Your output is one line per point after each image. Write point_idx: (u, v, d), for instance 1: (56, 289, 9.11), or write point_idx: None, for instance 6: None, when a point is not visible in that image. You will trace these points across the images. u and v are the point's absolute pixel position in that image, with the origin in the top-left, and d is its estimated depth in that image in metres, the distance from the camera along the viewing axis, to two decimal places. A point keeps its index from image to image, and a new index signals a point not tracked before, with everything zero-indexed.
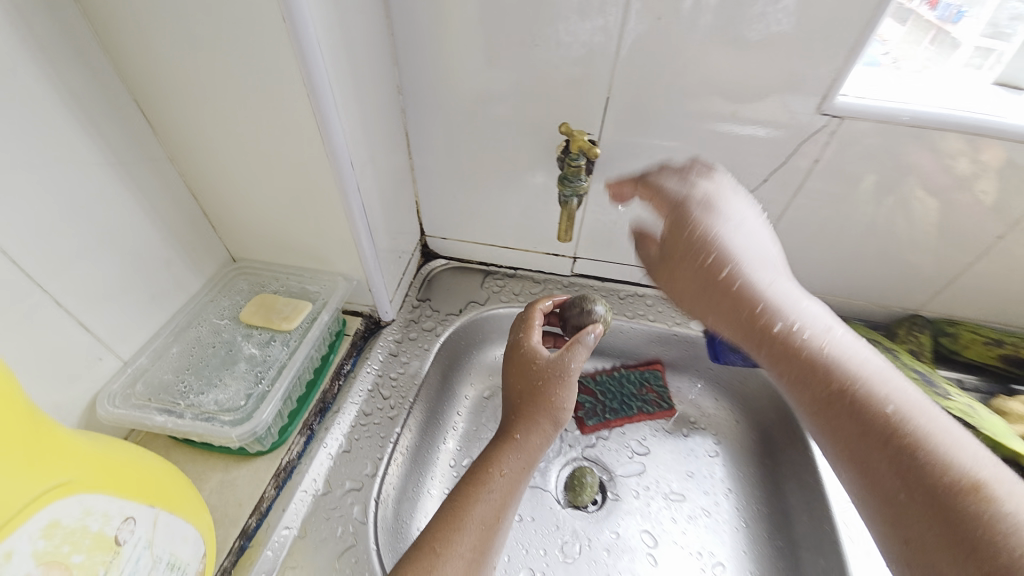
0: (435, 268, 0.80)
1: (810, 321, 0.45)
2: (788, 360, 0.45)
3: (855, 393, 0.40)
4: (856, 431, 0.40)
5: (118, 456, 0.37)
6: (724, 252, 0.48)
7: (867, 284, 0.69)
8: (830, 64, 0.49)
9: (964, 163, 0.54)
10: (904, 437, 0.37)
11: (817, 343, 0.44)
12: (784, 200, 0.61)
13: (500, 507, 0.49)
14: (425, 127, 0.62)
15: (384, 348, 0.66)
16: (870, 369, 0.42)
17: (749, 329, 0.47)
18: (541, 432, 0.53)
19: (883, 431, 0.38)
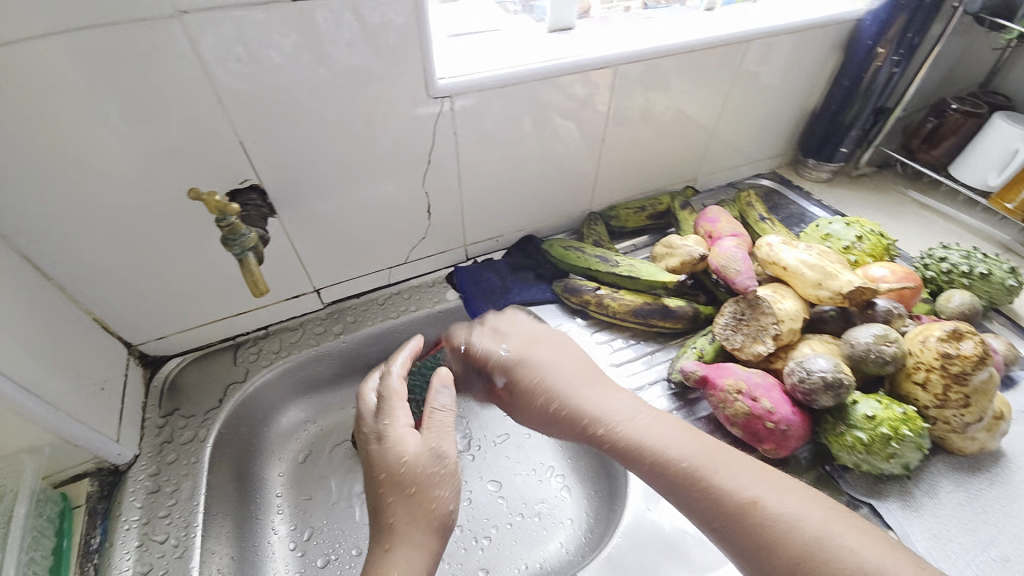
0: (170, 372, 0.69)
1: (599, 398, 0.50)
2: (620, 451, 0.46)
3: (684, 470, 0.42)
4: (683, 489, 0.42)
5: None
6: (575, 409, 0.50)
7: (553, 206, 0.87)
8: (410, 54, 0.58)
9: (580, 88, 0.73)
10: (727, 495, 0.40)
11: (629, 431, 0.46)
12: (455, 168, 0.71)
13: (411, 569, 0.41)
14: (45, 242, 0.54)
15: (139, 491, 0.57)
16: (681, 444, 0.44)
17: (601, 441, 0.48)
18: (429, 499, 0.45)
19: (710, 500, 0.40)
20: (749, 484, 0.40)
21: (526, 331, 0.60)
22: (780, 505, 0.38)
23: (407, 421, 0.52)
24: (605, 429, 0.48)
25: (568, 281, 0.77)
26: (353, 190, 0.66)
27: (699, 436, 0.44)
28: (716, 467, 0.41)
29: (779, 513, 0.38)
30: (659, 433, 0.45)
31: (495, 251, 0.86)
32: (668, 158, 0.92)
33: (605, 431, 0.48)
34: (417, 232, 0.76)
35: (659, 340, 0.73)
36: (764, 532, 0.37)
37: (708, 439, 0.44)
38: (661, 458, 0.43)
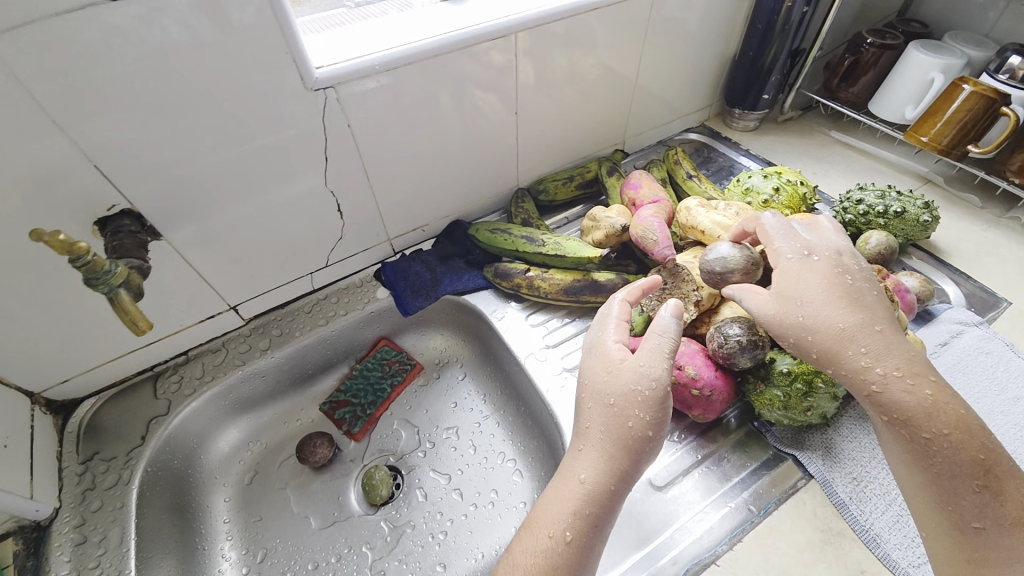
0: (86, 413, 0.66)
1: (842, 307, 0.47)
2: (875, 405, 0.45)
3: (915, 369, 0.45)
4: (944, 468, 0.42)
5: None
6: (876, 350, 0.45)
7: (478, 187, 0.83)
8: (273, 47, 0.52)
9: (499, 55, 0.69)
10: (940, 391, 0.44)
11: (882, 394, 0.44)
12: (359, 162, 0.67)
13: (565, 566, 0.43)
14: None
15: (65, 546, 0.55)
16: (906, 336, 0.46)
17: (847, 378, 0.46)
18: (615, 469, 0.45)
19: (936, 395, 0.44)
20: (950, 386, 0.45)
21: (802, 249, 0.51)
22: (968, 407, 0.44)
23: (620, 336, 0.51)
24: (878, 391, 0.44)
25: (498, 265, 0.75)
26: (248, 199, 0.62)
27: (957, 420, 0.43)
28: (941, 421, 0.43)
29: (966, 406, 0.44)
30: (925, 386, 0.44)
31: (423, 241, 0.83)
32: (593, 122, 0.88)
33: (874, 390, 0.44)
34: (332, 234, 0.72)
35: (593, 314, 0.73)
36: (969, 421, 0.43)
37: (965, 479, 0.42)
38: (919, 418, 0.43)
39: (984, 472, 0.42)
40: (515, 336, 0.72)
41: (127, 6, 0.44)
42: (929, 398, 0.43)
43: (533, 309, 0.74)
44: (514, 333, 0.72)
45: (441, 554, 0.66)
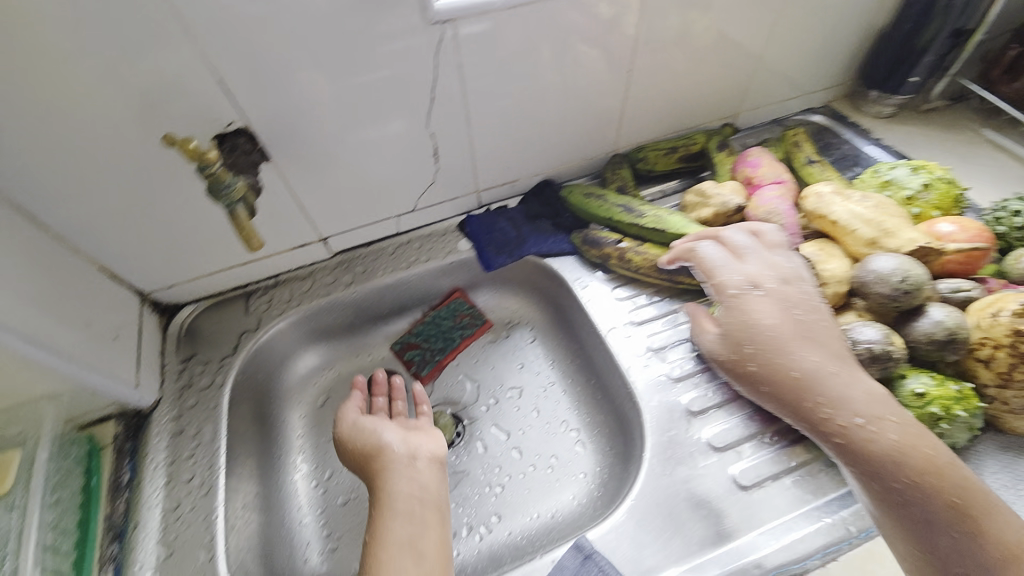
0: (186, 318, 0.70)
1: (781, 360, 0.50)
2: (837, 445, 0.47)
3: (888, 429, 0.44)
4: (918, 518, 0.42)
5: None
6: (848, 406, 0.46)
7: (574, 147, 0.79)
8: None
9: (607, 7, 0.63)
10: (922, 447, 0.43)
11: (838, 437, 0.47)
12: (462, 106, 0.64)
13: (411, 546, 0.49)
14: (37, 190, 0.51)
15: (163, 434, 0.59)
16: (861, 382, 0.47)
17: (814, 426, 0.48)
18: None
19: (922, 452, 0.43)
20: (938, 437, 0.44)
21: (766, 256, 0.56)
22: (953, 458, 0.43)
23: None
24: (845, 434, 0.46)
25: (589, 232, 0.72)
26: (355, 131, 0.61)
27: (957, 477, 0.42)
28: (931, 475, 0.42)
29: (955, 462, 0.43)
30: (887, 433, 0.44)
31: (509, 198, 0.80)
32: (706, 89, 0.81)
33: (838, 435, 0.46)
34: (424, 178, 0.71)
35: (684, 297, 0.68)
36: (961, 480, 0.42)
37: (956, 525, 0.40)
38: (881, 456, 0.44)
39: (965, 517, 0.40)
40: (601, 307, 0.69)
41: None
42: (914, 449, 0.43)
43: (621, 282, 0.71)
44: (598, 304, 0.69)
45: (497, 505, 0.68)
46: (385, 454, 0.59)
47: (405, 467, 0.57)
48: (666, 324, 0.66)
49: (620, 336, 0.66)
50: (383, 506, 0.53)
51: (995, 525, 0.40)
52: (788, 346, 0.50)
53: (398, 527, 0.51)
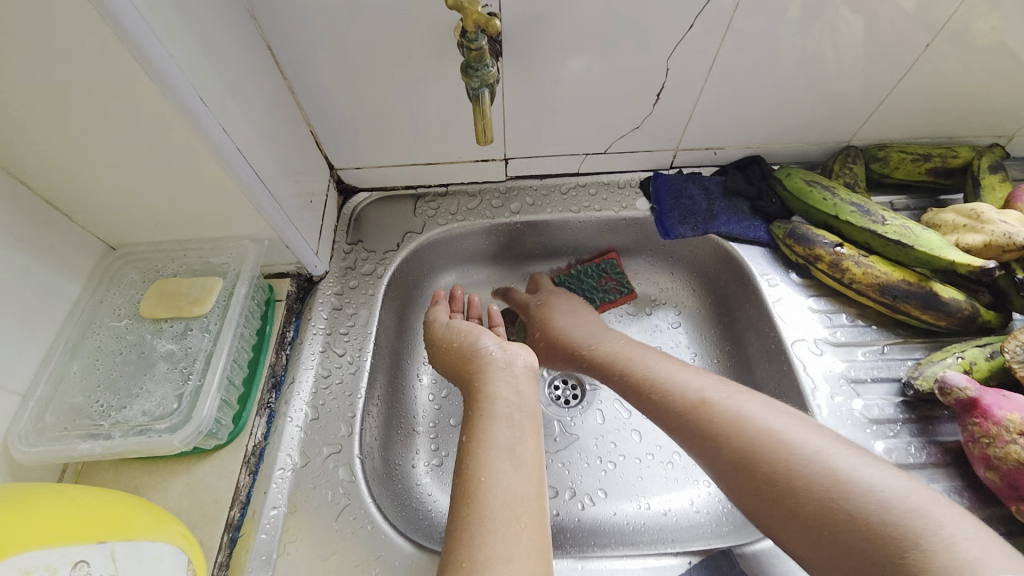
0: (359, 203, 0.71)
1: (663, 371, 0.53)
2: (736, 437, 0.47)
3: (741, 439, 0.45)
4: (798, 517, 0.40)
5: (31, 503, 0.34)
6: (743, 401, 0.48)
7: (798, 127, 0.68)
8: None
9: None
10: (814, 462, 0.41)
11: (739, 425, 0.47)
12: (713, 48, 0.56)
13: (509, 451, 0.44)
14: (286, 36, 0.50)
15: (325, 304, 0.61)
16: (716, 392, 0.49)
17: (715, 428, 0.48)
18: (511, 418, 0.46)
19: (770, 462, 0.42)
20: (833, 455, 0.41)
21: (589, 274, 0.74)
22: (863, 474, 0.40)
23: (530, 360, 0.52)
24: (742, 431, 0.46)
25: (798, 225, 0.62)
26: (590, 48, 0.55)
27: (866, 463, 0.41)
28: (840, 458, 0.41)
29: (856, 476, 0.40)
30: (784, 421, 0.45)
31: (704, 167, 0.73)
32: (996, 96, 0.65)
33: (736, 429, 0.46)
34: (630, 120, 0.64)
35: (896, 332, 0.58)
36: (837, 496, 0.39)
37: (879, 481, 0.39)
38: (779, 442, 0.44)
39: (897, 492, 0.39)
40: (789, 313, 0.60)
41: None
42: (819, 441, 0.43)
43: (817, 293, 0.62)
44: (786, 308, 0.61)
45: (605, 481, 0.64)
46: (477, 353, 0.52)
47: (507, 371, 0.50)
48: (866, 355, 0.57)
49: (809, 350, 0.58)
50: (482, 408, 0.47)
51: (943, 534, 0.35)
52: (670, 363, 0.54)
53: (499, 423, 0.46)
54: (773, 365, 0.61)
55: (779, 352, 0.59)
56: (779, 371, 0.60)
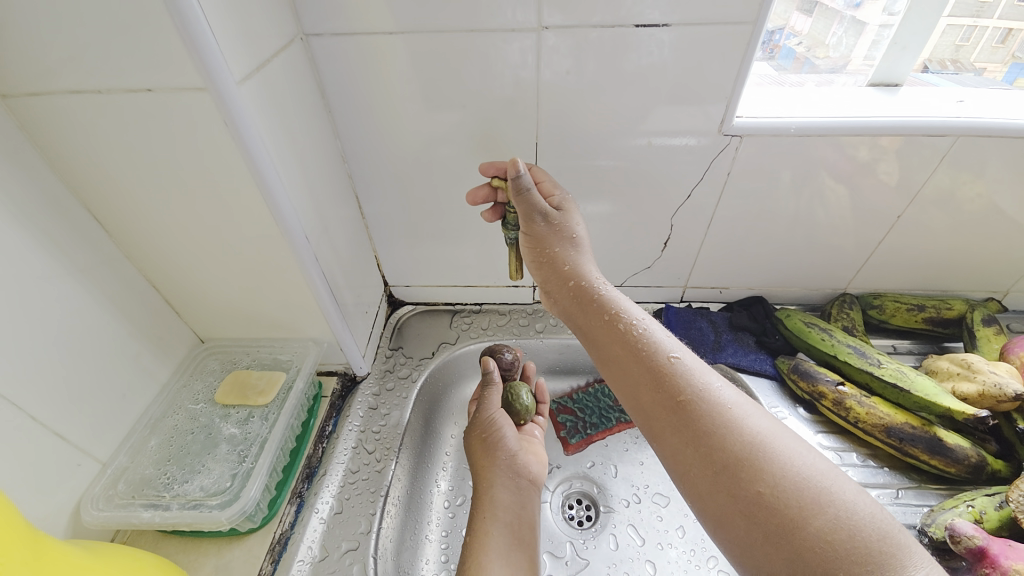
0: (404, 315, 0.81)
1: (637, 330, 0.50)
2: (661, 392, 0.45)
3: (697, 406, 0.43)
4: (707, 465, 0.41)
5: (113, 562, 0.43)
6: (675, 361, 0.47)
7: (795, 273, 0.77)
8: (720, 91, 0.56)
9: (864, 151, 0.62)
10: (738, 437, 0.41)
11: (682, 381, 0.45)
12: (709, 210, 0.68)
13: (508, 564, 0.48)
14: (371, 189, 0.66)
15: (363, 404, 0.67)
16: (687, 359, 0.47)
17: (651, 380, 0.46)
18: (501, 502, 0.53)
19: (702, 427, 0.42)
20: (761, 428, 0.42)
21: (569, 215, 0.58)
22: (785, 451, 0.40)
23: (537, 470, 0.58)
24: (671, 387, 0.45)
25: (801, 361, 0.67)
26: (606, 206, 0.68)
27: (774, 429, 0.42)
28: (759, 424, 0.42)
29: (777, 453, 0.40)
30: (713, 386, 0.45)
31: (711, 303, 0.81)
32: (978, 256, 0.73)
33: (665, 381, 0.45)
34: (642, 260, 0.75)
35: (910, 476, 0.59)
36: (759, 461, 0.39)
37: (785, 449, 0.40)
38: (700, 407, 0.43)
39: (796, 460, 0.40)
40: None
41: (642, 31, 0.52)
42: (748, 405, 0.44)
43: (826, 429, 0.64)
44: None
45: None
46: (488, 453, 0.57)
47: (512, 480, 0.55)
48: (881, 497, 0.58)
49: None
50: (484, 510, 0.53)
51: (823, 524, 0.36)
52: (643, 322, 0.51)
53: (500, 534, 0.50)
54: None
55: None
56: None
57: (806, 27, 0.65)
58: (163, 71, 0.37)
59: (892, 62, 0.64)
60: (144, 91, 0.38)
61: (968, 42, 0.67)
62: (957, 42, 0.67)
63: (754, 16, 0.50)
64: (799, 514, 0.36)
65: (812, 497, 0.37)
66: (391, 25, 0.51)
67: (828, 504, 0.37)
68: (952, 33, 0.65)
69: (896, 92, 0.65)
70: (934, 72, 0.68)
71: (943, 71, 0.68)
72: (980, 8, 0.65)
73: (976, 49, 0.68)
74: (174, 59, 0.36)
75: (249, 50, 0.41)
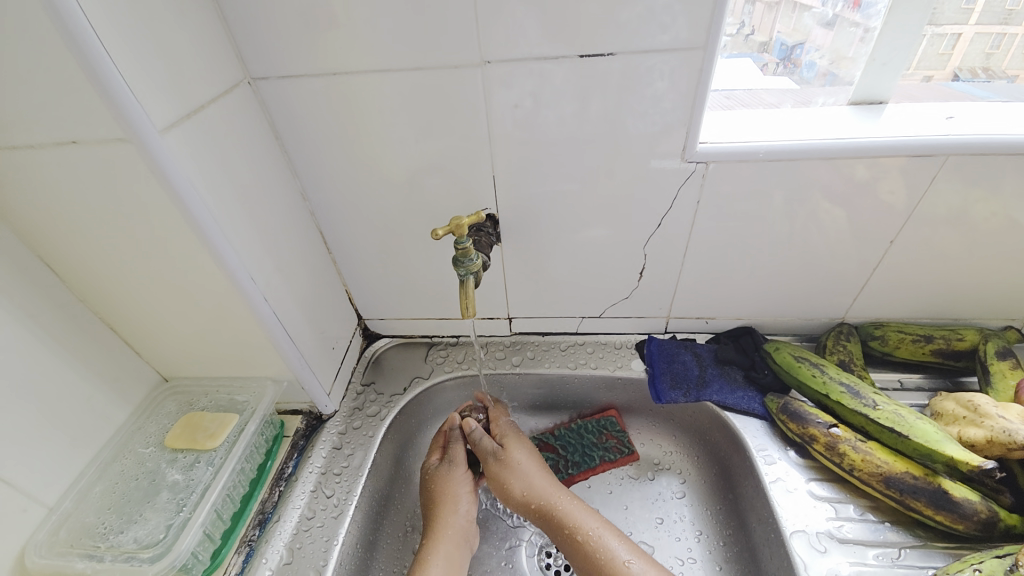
0: (380, 348, 0.79)
1: (531, 477, 0.61)
2: (551, 529, 0.57)
3: (566, 531, 0.56)
4: (576, 553, 0.55)
5: None
6: (544, 493, 0.59)
7: (787, 302, 0.72)
8: (681, 116, 0.54)
9: (863, 170, 0.58)
10: (587, 537, 0.55)
11: (566, 515, 0.57)
12: (685, 238, 0.65)
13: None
14: (336, 225, 0.66)
15: (327, 443, 0.65)
16: (561, 499, 0.59)
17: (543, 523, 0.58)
18: (450, 534, 0.57)
19: (572, 548, 0.55)
20: (596, 527, 0.56)
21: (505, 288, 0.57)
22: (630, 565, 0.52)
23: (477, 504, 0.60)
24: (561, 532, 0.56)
25: (791, 401, 0.62)
26: (576, 236, 0.66)
27: (599, 519, 0.57)
28: (590, 522, 0.56)
29: (622, 563, 0.53)
30: (563, 500, 0.59)
31: (698, 333, 0.76)
32: (990, 282, 0.67)
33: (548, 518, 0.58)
34: (620, 290, 0.72)
35: (914, 532, 0.54)
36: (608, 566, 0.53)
37: (611, 532, 0.55)
38: (575, 537, 0.55)
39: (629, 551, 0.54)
40: (786, 497, 0.57)
41: (588, 61, 0.51)
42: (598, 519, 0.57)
43: (820, 476, 0.59)
44: (784, 491, 0.58)
45: None
46: (451, 505, 0.59)
47: (462, 536, 0.58)
48: (880, 559, 0.52)
49: (811, 545, 0.53)
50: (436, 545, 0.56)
51: None
52: (529, 460, 0.62)
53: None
54: (776, 557, 0.55)
55: (779, 543, 0.55)
56: (782, 567, 0.54)
57: (829, 40, 0.63)
58: (90, 124, 0.38)
59: (873, 77, 0.61)
60: (70, 142, 0.40)
61: (1001, 50, 0.64)
62: (988, 49, 0.64)
63: (704, 39, 0.49)
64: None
65: None
66: (337, 66, 0.52)
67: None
68: (980, 42, 0.63)
69: (880, 110, 0.61)
70: (966, 81, 0.66)
71: (973, 80, 0.65)
72: (1009, 16, 0.61)
73: (1008, 57, 0.64)
74: (97, 111, 0.38)
75: (176, 99, 0.42)
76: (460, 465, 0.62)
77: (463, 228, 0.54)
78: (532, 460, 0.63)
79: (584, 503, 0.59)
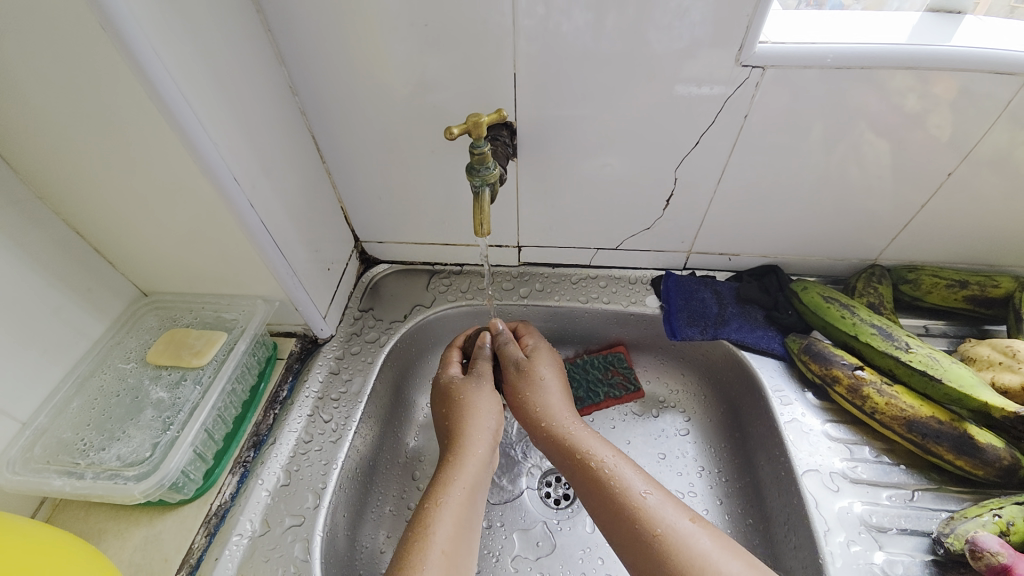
0: (378, 273, 0.74)
1: (548, 403, 0.59)
2: (563, 454, 0.55)
3: (577, 456, 0.54)
4: (587, 477, 0.52)
5: None
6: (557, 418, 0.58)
7: (820, 240, 0.67)
8: (740, 11, 0.45)
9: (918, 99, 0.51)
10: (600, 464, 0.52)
11: (579, 439, 0.55)
12: (720, 165, 0.58)
13: (455, 532, 0.48)
14: (328, 129, 0.58)
15: (323, 367, 0.62)
16: (576, 428, 0.57)
17: (554, 446, 0.56)
18: (466, 448, 0.54)
19: (583, 473, 0.53)
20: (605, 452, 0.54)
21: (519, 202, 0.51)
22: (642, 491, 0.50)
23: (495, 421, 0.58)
24: (574, 455, 0.54)
25: (814, 341, 0.59)
26: (601, 155, 0.58)
27: (614, 448, 0.55)
28: (603, 450, 0.54)
29: (632, 488, 0.50)
30: (575, 428, 0.57)
31: (718, 271, 0.72)
32: None
33: (557, 442, 0.56)
34: (641, 222, 0.66)
35: (928, 475, 0.53)
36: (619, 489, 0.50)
37: (624, 460, 0.53)
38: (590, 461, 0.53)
39: (639, 476, 0.52)
40: (800, 436, 0.56)
41: None
42: (612, 448, 0.55)
43: (835, 419, 0.57)
44: (800, 430, 0.56)
45: None
46: (483, 419, 0.57)
47: (488, 452, 0.56)
48: (892, 499, 0.52)
49: (823, 485, 0.53)
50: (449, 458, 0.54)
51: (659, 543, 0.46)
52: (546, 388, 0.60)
53: (454, 494, 0.51)
54: (783, 495, 0.55)
55: (790, 480, 0.54)
56: (790, 505, 0.54)
57: None
58: None
59: None
60: None
61: None
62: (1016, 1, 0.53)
63: None
64: (640, 515, 0.48)
65: (649, 515, 0.48)
66: None
67: (647, 502, 0.49)
68: None
69: (960, 20, 0.52)
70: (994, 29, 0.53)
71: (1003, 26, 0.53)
72: None
73: None
74: None
75: None
76: (485, 379, 0.61)
77: (481, 121, 0.48)
78: (555, 373, 0.62)
79: (597, 432, 0.57)
